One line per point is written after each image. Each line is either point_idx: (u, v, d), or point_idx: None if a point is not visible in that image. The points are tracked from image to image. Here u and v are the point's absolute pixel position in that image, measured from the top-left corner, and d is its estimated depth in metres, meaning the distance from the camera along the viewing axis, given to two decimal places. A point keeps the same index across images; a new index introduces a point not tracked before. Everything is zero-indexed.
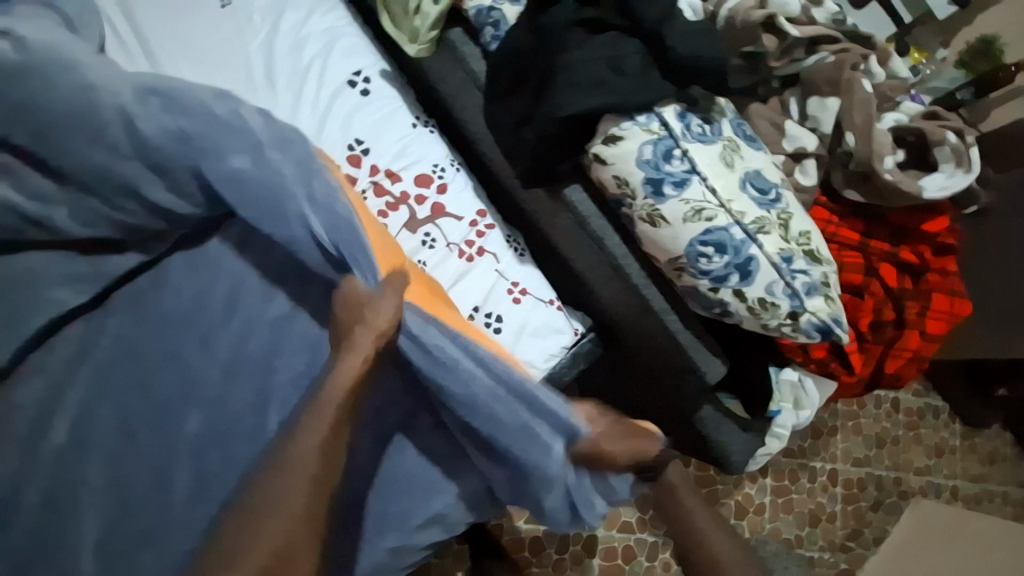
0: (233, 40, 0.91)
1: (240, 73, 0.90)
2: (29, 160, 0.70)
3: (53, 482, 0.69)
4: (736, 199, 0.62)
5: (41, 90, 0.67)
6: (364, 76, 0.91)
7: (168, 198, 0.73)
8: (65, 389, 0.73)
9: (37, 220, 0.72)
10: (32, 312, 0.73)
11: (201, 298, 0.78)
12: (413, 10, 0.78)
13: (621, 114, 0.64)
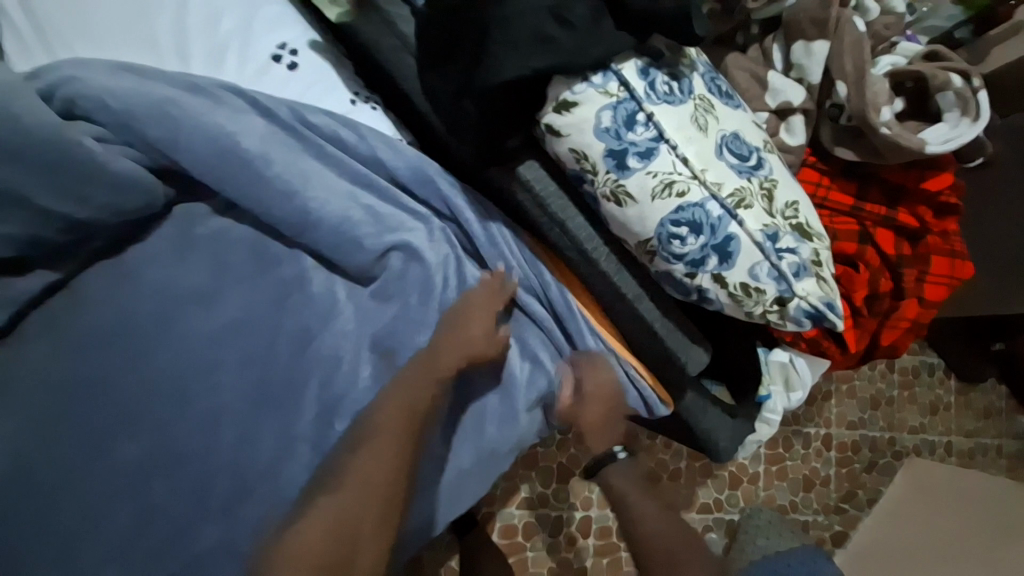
0: (133, 11, 0.78)
1: (145, 50, 0.78)
2: None
3: None
4: (710, 167, 0.53)
5: None
6: (291, 49, 0.79)
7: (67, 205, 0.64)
8: None
9: None
10: None
11: (126, 313, 0.69)
12: None
13: (571, 75, 0.54)
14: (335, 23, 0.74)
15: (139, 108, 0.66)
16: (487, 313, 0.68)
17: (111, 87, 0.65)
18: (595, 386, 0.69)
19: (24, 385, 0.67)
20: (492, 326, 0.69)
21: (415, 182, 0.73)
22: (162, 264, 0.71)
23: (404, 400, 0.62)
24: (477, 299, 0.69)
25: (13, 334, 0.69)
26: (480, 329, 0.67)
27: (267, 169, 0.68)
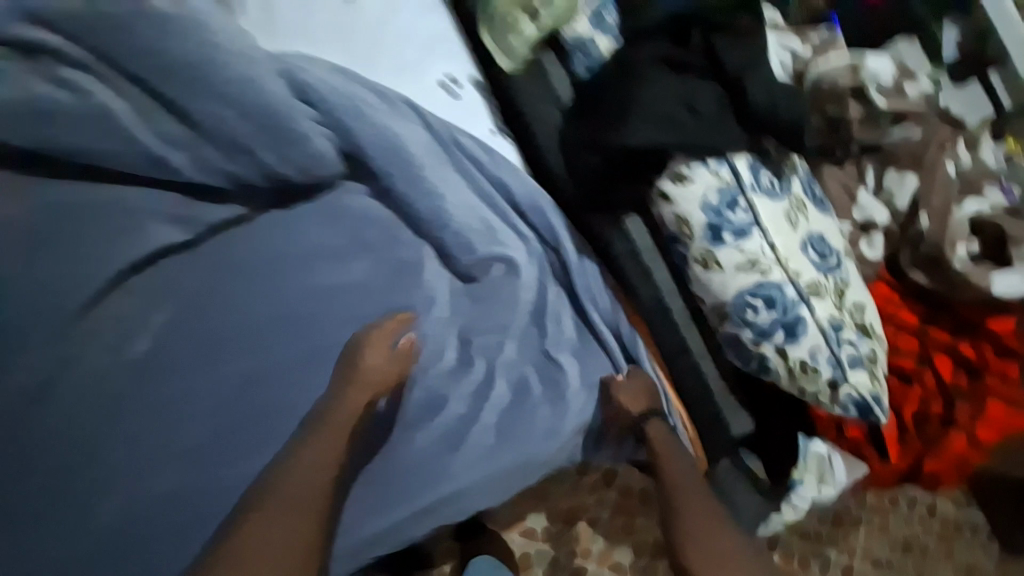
0: (336, 14, 0.89)
1: (337, 42, 0.87)
2: (164, 103, 0.72)
3: (116, 401, 0.70)
4: (793, 258, 0.62)
5: (188, 52, 0.74)
6: (456, 81, 0.95)
7: (277, 159, 0.77)
8: (147, 313, 0.72)
9: (160, 159, 0.72)
10: (126, 240, 0.72)
11: (274, 256, 0.78)
12: (511, 30, 0.94)
13: (690, 155, 0.64)
14: (503, 71, 0.96)
15: (336, 98, 0.82)
16: (386, 349, 0.78)
17: (325, 81, 0.81)
18: (632, 395, 0.80)
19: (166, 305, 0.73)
20: (388, 357, 0.78)
21: (528, 208, 0.86)
22: (315, 224, 0.80)
23: (322, 452, 0.75)
24: (384, 343, 0.79)
25: (187, 251, 0.74)
26: (376, 361, 0.77)
27: (419, 168, 0.83)
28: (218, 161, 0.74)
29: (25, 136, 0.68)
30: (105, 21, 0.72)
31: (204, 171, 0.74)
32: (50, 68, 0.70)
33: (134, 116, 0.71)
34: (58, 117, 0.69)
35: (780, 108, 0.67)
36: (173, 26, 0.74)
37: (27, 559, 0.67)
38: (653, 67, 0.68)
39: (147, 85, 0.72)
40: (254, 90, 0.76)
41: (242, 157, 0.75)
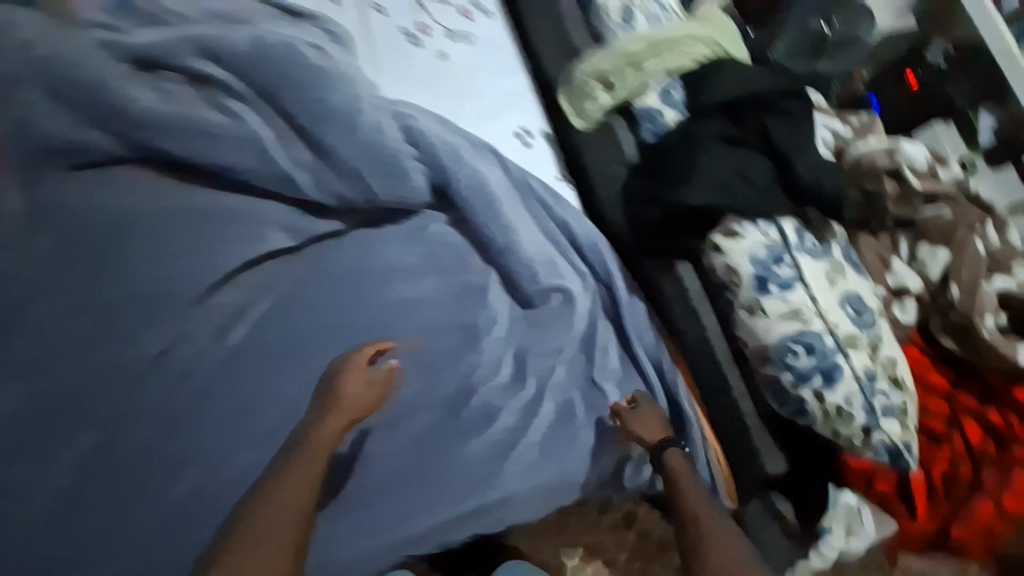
0: (436, 75, 1.06)
1: (436, 96, 1.04)
2: (297, 130, 0.85)
3: (218, 378, 0.81)
4: (832, 312, 0.70)
5: (321, 91, 0.88)
6: (530, 133, 1.08)
7: (380, 186, 0.89)
8: (252, 304, 0.84)
9: (288, 177, 0.85)
10: (247, 242, 0.84)
11: (361, 268, 0.89)
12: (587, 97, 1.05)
13: (741, 217, 0.74)
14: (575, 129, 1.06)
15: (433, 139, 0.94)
16: (366, 378, 0.86)
17: (426, 125, 0.94)
18: (643, 420, 0.87)
19: (271, 302, 0.85)
20: (366, 384, 0.86)
21: (587, 248, 0.96)
22: (400, 244, 0.92)
23: (302, 475, 0.80)
24: (364, 371, 0.85)
25: (291, 255, 0.86)
26: (356, 387, 0.85)
27: (495, 204, 0.94)
28: (334, 182, 0.87)
29: (181, 146, 0.81)
30: (259, 59, 0.86)
31: (327, 189, 0.87)
32: (208, 94, 0.83)
33: (271, 139, 0.84)
34: (208, 133, 0.82)
35: (821, 182, 0.77)
36: (311, 70, 0.89)
37: (119, 516, 0.74)
38: (715, 139, 0.79)
39: (287, 113, 0.85)
40: (370, 127, 0.90)
41: (352, 181, 0.88)
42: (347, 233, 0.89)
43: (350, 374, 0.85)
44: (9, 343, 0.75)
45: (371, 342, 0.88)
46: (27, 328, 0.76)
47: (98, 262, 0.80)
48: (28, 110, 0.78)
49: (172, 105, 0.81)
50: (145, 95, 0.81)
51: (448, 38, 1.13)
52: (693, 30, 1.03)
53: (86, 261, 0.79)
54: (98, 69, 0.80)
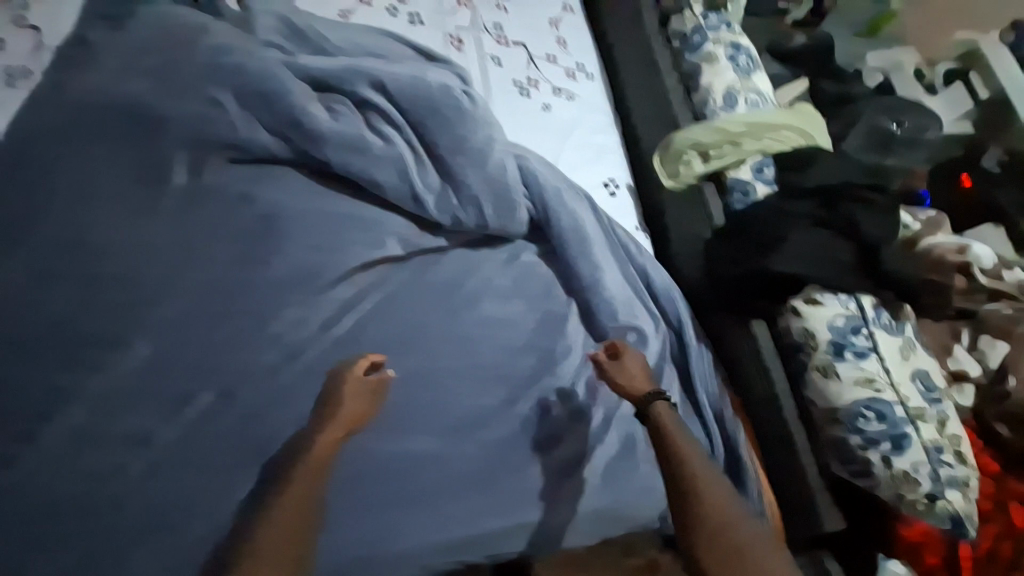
0: (543, 126, 1.22)
1: (540, 143, 1.19)
2: (433, 156, 0.97)
3: (324, 362, 0.91)
4: (904, 384, 0.76)
5: (460, 124, 0.99)
6: (616, 184, 1.18)
7: (491, 214, 0.99)
8: (361, 302, 0.95)
9: (417, 196, 0.96)
10: (368, 247, 0.96)
11: (458, 283, 1.00)
12: (682, 159, 1.02)
13: (824, 288, 0.82)
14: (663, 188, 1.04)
15: (544, 176, 1.04)
16: (360, 394, 0.88)
17: (537, 168, 1.03)
18: (624, 369, 0.92)
19: (380, 301, 0.96)
20: (361, 399, 0.88)
21: (662, 295, 1.03)
22: (495, 268, 1.02)
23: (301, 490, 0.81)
24: (356, 385, 0.88)
25: (401, 263, 0.98)
26: (350, 404, 0.87)
27: (583, 243, 1.02)
28: (454, 204, 0.97)
29: (342, 159, 0.93)
30: (414, 93, 0.98)
31: (445, 210, 0.98)
32: (370, 119, 0.96)
33: (414, 164, 0.95)
34: (367, 151, 0.94)
35: (901, 273, 0.83)
36: (452, 105, 0.99)
37: (220, 470, 0.85)
38: (806, 217, 0.87)
39: (428, 141, 0.97)
40: (496, 159, 0.99)
41: (470, 206, 0.98)
42: (451, 252, 1.01)
43: (344, 387, 0.88)
44: (167, 303, 0.90)
45: (364, 357, 0.92)
46: (180, 295, 0.90)
47: (242, 244, 0.92)
48: (215, 113, 0.93)
49: (341, 125, 0.94)
50: (321, 113, 0.94)
51: (554, 94, 1.28)
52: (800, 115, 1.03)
53: (232, 242, 0.92)
54: (274, 78, 0.94)
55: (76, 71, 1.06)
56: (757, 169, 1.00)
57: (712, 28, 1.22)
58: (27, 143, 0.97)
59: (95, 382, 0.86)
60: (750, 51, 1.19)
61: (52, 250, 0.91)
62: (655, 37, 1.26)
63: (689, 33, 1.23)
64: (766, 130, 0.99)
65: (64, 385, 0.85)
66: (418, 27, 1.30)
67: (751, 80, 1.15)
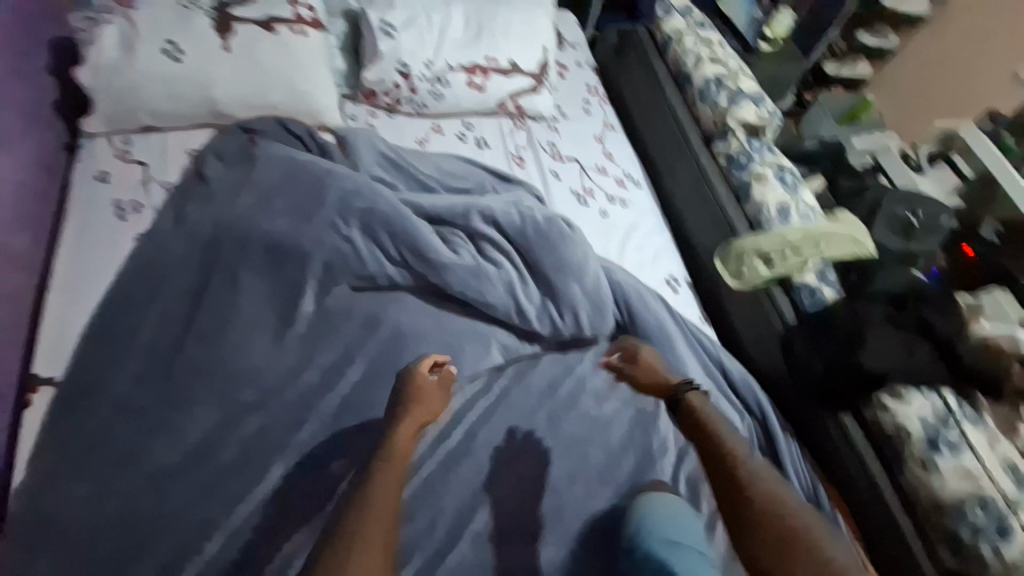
0: (605, 230, 1.36)
1: (606, 246, 1.33)
2: (533, 273, 1.10)
3: (440, 472, 0.95)
4: (998, 474, 0.89)
5: (556, 245, 1.11)
6: (676, 281, 1.30)
7: (588, 321, 1.09)
8: (471, 410, 1.01)
9: (520, 310, 1.07)
10: (477, 358, 1.05)
11: (553, 384, 1.07)
12: (746, 260, 1.14)
13: (911, 383, 0.96)
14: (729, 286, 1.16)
15: (624, 282, 1.16)
16: (437, 392, 0.94)
17: (618, 276, 1.17)
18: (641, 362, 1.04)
19: (490, 403, 1.03)
20: (436, 396, 0.93)
21: (740, 384, 1.11)
22: (587, 369, 1.10)
23: None
24: (424, 379, 0.94)
25: (501, 370, 1.07)
26: (432, 403, 0.92)
27: (663, 340, 1.11)
28: (553, 313, 1.08)
29: (460, 283, 1.06)
30: (517, 222, 1.12)
31: (545, 319, 1.09)
32: (480, 245, 1.11)
33: (519, 282, 1.09)
34: (482, 275, 1.07)
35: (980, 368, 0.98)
36: (544, 228, 1.12)
37: None
38: (884, 324, 1.00)
39: (530, 260, 1.11)
40: (588, 272, 1.11)
41: (569, 315, 1.09)
42: (546, 356, 1.09)
43: (419, 385, 0.93)
44: (296, 425, 0.94)
45: (431, 357, 0.99)
46: (311, 416, 0.96)
47: (367, 365, 1.01)
48: (343, 247, 1.06)
49: (459, 256, 1.08)
50: (439, 245, 1.08)
51: (609, 201, 1.44)
52: (846, 227, 1.14)
53: (359, 360, 1.01)
54: (395, 212, 1.08)
55: (196, 204, 1.16)
56: (820, 274, 1.15)
57: (755, 151, 1.36)
58: (164, 279, 1.07)
59: (230, 510, 0.86)
60: (793, 171, 1.34)
61: (182, 376, 0.96)
62: (702, 153, 1.43)
63: (735, 154, 1.37)
64: (823, 237, 1.13)
65: (201, 515, 0.85)
66: (485, 150, 1.49)
67: (799, 195, 1.29)
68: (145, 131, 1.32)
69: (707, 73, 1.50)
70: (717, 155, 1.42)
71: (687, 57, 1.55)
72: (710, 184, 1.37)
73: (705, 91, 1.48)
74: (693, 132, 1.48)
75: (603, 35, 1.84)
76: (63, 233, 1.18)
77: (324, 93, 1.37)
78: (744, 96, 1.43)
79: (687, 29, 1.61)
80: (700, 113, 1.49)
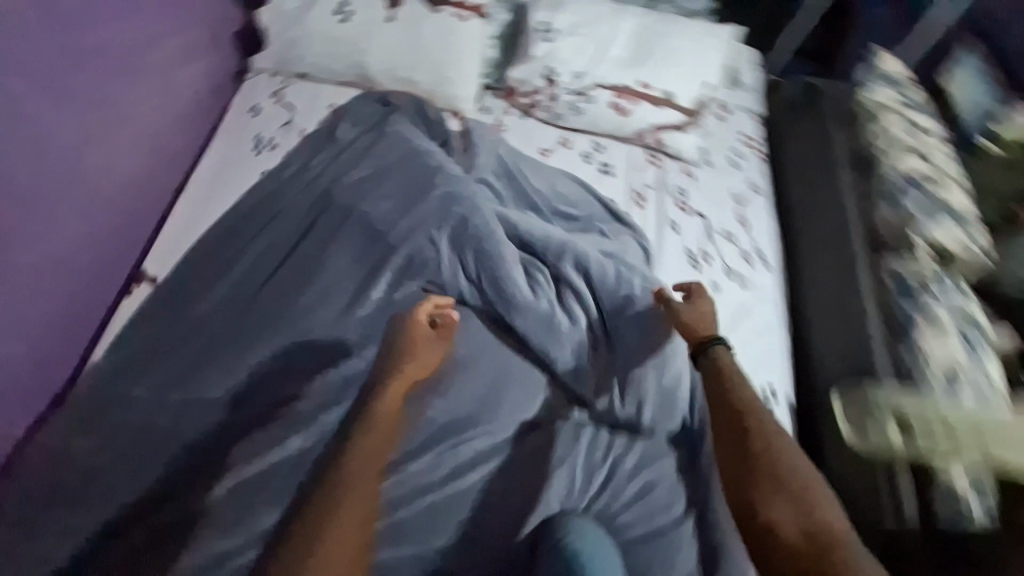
0: (708, 307, 1.19)
1: None
2: (606, 341, 1.02)
3: (437, 511, 0.86)
4: None
5: (644, 320, 1.00)
6: (775, 394, 1.10)
7: (650, 415, 0.96)
8: (490, 456, 0.92)
9: (580, 372, 0.99)
10: (516, 403, 0.96)
11: (585, 464, 0.92)
12: (871, 414, 0.94)
13: None
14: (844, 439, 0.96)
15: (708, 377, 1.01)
16: (433, 345, 0.92)
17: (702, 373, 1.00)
18: (695, 310, 0.95)
19: (519, 460, 0.92)
20: (432, 347, 0.92)
21: None
22: (629, 458, 0.93)
23: None
24: (422, 335, 0.92)
25: (537, 427, 0.96)
26: (426, 356, 0.91)
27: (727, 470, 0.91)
28: (614, 395, 0.97)
29: (527, 326, 0.99)
30: (610, 284, 1.02)
31: (604, 395, 0.98)
32: (560, 291, 1.03)
33: (588, 346, 1.00)
34: (553, 327, 0.99)
35: None
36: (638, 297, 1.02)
37: None
38: None
39: (609, 326, 1.02)
40: (666, 361, 0.97)
41: (631, 405, 0.96)
42: (589, 428, 0.96)
43: (414, 336, 0.92)
44: (317, 405, 0.91)
45: (432, 300, 0.95)
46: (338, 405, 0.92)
47: None
48: (426, 247, 1.04)
49: (537, 297, 1.01)
50: (521, 278, 1.02)
51: (726, 275, 1.25)
52: None
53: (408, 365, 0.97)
54: (491, 229, 1.02)
55: (316, 158, 1.20)
56: (975, 488, 0.90)
57: (937, 284, 1.09)
58: (267, 222, 1.12)
59: (242, 464, 0.86)
60: (981, 328, 1.05)
61: (250, 320, 1.01)
62: (862, 261, 1.18)
63: (906, 280, 1.10)
64: (1001, 442, 0.87)
65: (219, 460, 0.88)
66: (606, 178, 1.37)
67: (982, 364, 1.00)
68: (301, 77, 1.40)
69: (901, 166, 1.22)
70: (882, 269, 1.15)
71: (881, 141, 1.28)
72: (859, 303, 1.13)
73: (892, 188, 1.21)
74: (858, 232, 1.22)
75: (784, 85, 1.61)
76: (210, 152, 1.29)
77: (465, 82, 1.35)
78: (940, 212, 1.16)
79: (894, 106, 1.33)
80: (876, 212, 1.22)
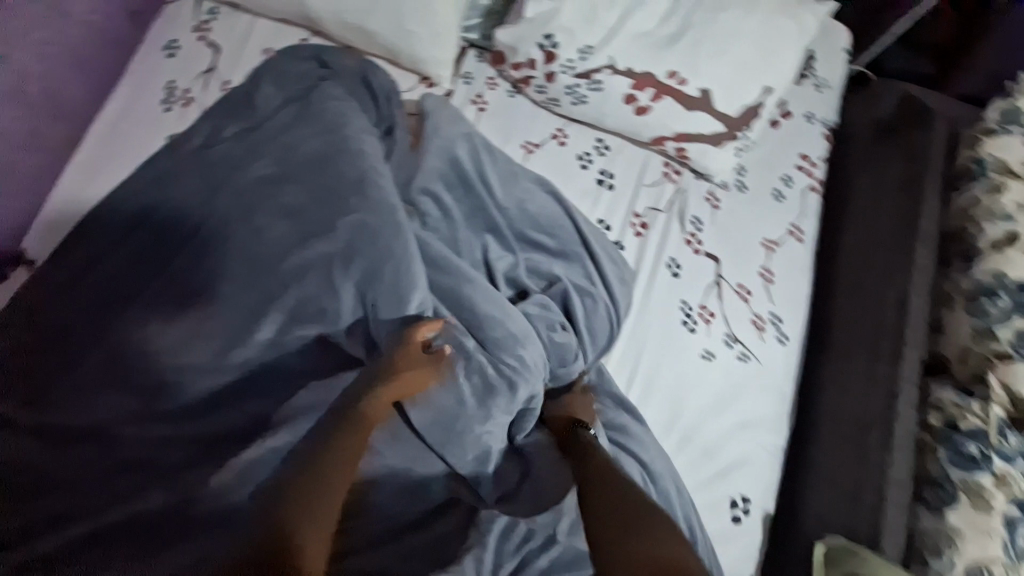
0: (686, 384, 0.96)
1: (672, 409, 0.94)
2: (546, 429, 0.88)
3: None
4: None
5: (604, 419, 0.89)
6: (746, 505, 0.91)
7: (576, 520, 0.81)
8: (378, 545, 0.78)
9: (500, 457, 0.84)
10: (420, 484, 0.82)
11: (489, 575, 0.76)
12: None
13: None
14: None
15: (665, 483, 0.85)
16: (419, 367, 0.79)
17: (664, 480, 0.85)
18: (570, 403, 0.88)
19: (414, 554, 0.77)
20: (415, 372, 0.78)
21: None
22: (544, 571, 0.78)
23: None
24: (416, 355, 0.79)
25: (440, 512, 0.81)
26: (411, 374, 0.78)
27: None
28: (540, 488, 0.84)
29: (425, 424, 0.81)
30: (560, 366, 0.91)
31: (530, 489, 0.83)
32: (493, 378, 0.83)
33: (496, 458, 0.84)
34: (455, 431, 0.81)
35: None
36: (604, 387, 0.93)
37: None
38: None
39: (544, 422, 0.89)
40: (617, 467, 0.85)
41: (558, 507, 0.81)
42: (499, 521, 0.79)
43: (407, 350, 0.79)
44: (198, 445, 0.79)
45: (424, 321, 0.82)
46: (212, 460, 0.79)
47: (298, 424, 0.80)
48: (336, 279, 0.84)
49: (450, 386, 0.82)
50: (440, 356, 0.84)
51: (723, 345, 0.99)
52: None
53: (305, 419, 0.81)
54: (406, 282, 0.84)
55: (231, 130, 0.96)
56: None
57: (1004, 453, 0.83)
58: (156, 204, 0.90)
59: (96, 509, 0.75)
60: None
61: (117, 332, 0.83)
62: (910, 381, 0.91)
63: (965, 428, 0.86)
64: None
65: (70, 498, 0.76)
66: (605, 192, 1.06)
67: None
68: (235, 7, 1.11)
69: (1013, 269, 0.92)
70: (934, 406, 0.90)
71: (993, 222, 0.96)
72: (886, 444, 0.87)
73: (987, 296, 0.92)
74: (916, 344, 0.93)
75: (873, 88, 1.23)
76: (111, 101, 1.04)
77: (440, 40, 1.03)
78: None
79: None
80: (954, 325, 0.94)
